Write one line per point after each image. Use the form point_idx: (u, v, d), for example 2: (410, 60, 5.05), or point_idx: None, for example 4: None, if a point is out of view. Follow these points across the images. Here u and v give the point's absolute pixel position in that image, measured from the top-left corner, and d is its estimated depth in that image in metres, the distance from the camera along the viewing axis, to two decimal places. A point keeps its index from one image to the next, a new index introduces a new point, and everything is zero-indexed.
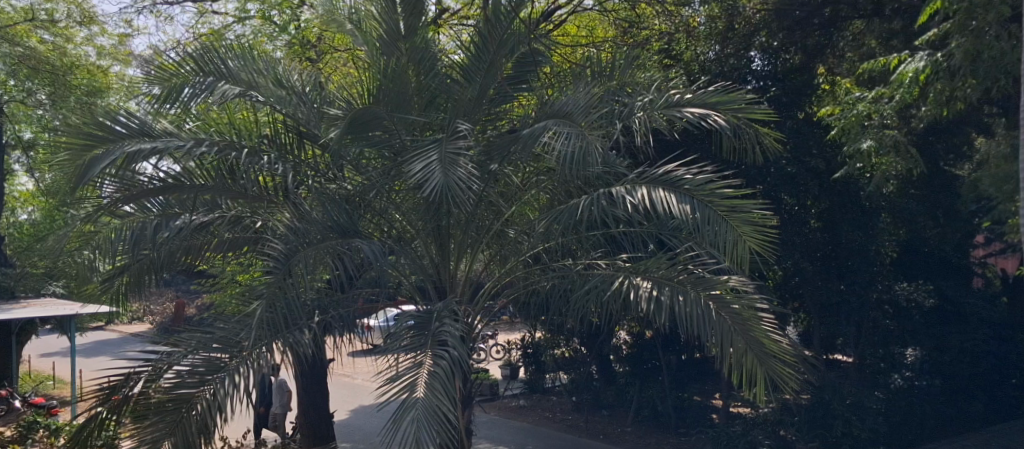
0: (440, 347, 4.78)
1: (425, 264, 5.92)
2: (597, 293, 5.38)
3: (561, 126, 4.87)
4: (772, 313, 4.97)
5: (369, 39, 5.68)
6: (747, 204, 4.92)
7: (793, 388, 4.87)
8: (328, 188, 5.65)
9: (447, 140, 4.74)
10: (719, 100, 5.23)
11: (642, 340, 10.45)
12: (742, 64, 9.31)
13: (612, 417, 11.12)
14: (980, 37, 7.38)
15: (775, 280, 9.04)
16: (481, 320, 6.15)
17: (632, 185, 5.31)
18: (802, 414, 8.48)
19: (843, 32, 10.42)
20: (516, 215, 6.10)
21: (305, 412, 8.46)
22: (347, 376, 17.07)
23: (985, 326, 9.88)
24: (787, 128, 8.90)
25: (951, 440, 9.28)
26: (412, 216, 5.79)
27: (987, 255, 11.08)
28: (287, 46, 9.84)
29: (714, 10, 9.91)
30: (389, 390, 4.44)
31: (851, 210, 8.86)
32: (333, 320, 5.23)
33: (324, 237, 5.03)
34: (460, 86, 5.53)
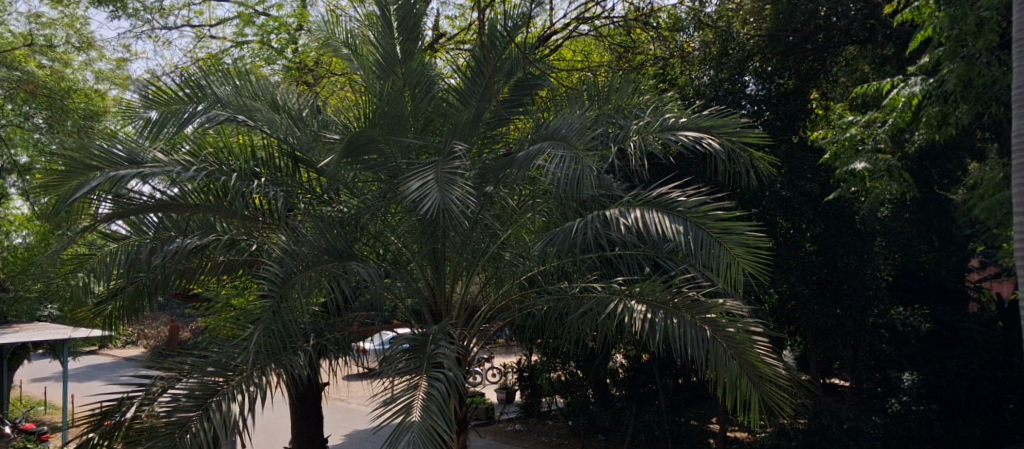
0: (436, 369, 4.77)
1: (420, 287, 5.93)
2: (592, 316, 5.37)
3: (556, 148, 4.91)
4: (767, 336, 4.97)
5: (365, 64, 5.73)
6: (741, 226, 4.93)
7: (788, 412, 4.85)
8: (323, 211, 5.65)
9: (442, 161, 4.77)
10: (714, 123, 5.29)
11: (638, 364, 10.43)
12: (736, 88, 9.37)
13: (609, 442, 11.04)
14: (972, 64, 7.44)
15: (771, 303, 9.05)
16: (476, 343, 6.14)
17: (626, 206, 5.34)
18: (799, 439, 8.44)
19: (837, 57, 10.51)
20: (512, 238, 6.11)
21: (299, 438, 8.38)
22: (342, 400, 16.93)
23: (981, 349, 9.85)
24: (781, 152, 8.95)
25: None
26: (408, 240, 5.75)
27: (982, 278, 11.09)
28: (284, 71, 9.92)
29: (709, 35, 10.03)
30: (385, 413, 4.41)
31: (846, 233, 8.87)
32: (328, 343, 5.26)
33: (318, 259, 5.01)
34: (456, 108, 5.56)
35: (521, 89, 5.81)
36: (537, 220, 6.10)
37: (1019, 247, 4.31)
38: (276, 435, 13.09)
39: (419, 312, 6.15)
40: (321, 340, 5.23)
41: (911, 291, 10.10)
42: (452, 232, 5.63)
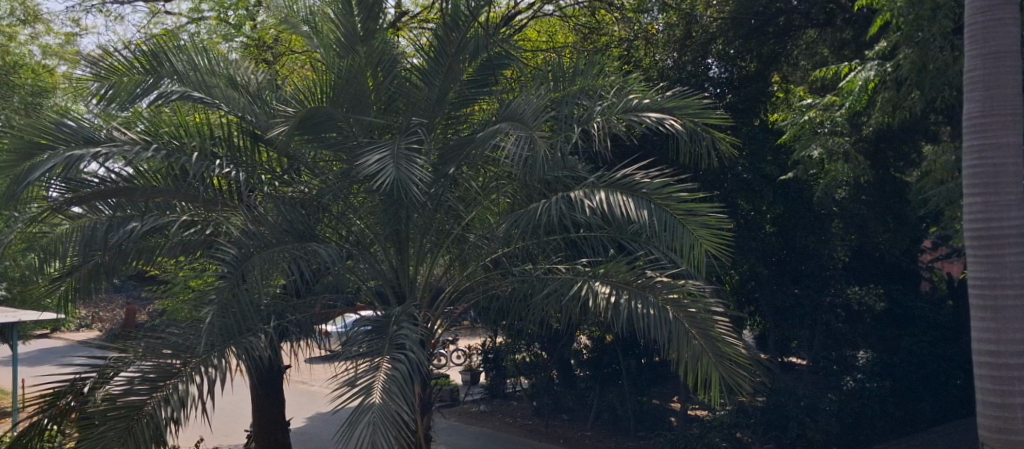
0: (398, 350, 4.77)
1: (384, 269, 5.89)
2: (556, 297, 5.39)
3: (514, 130, 4.97)
4: (728, 316, 5.05)
5: (325, 42, 5.61)
6: (703, 207, 4.99)
7: (747, 391, 4.93)
8: (283, 192, 5.56)
9: (401, 139, 4.72)
10: (675, 104, 5.41)
11: (602, 344, 10.51)
12: (699, 71, 9.41)
13: (573, 421, 11.12)
14: (927, 49, 7.57)
15: (732, 284, 9.17)
16: (441, 325, 6.12)
17: (591, 188, 5.35)
18: (757, 417, 8.62)
19: (797, 41, 10.61)
20: (476, 220, 6.08)
21: (259, 420, 8.28)
22: (304, 383, 16.76)
23: (932, 328, 10.16)
24: (743, 134, 9.04)
25: (901, 441, 9.54)
26: (371, 221, 5.72)
27: (934, 259, 11.39)
28: (243, 47, 9.73)
29: (672, 18, 10.11)
30: (347, 395, 4.40)
31: (805, 215, 9.01)
32: (289, 325, 5.24)
33: (279, 240, 4.97)
34: (419, 89, 5.48)
35: (487, 69, 5.66)
36: (502, 202, 6.05)
37: (968, 229, 4.50)
38: (237, 418, 12.95)
39: (383, 294, 6.09)
40: (281, 322, 5.20)
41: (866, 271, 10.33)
42: (415, 213, 5.60)
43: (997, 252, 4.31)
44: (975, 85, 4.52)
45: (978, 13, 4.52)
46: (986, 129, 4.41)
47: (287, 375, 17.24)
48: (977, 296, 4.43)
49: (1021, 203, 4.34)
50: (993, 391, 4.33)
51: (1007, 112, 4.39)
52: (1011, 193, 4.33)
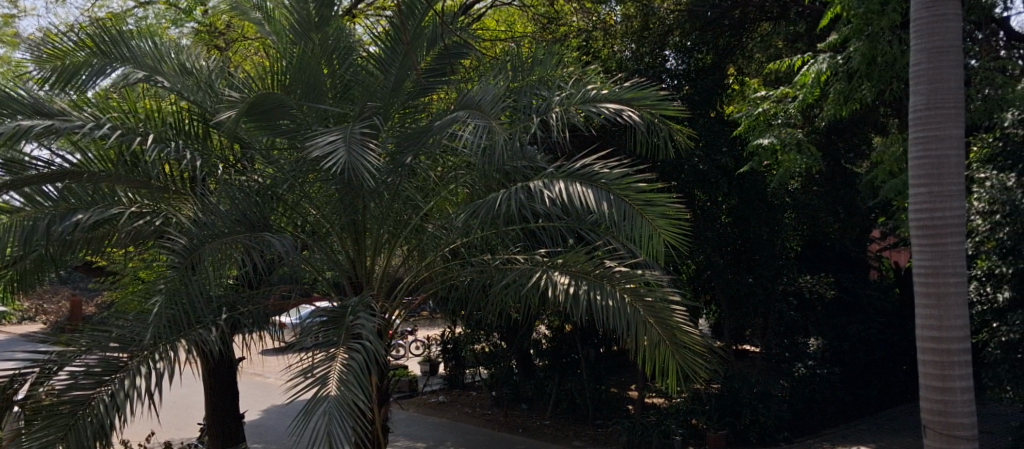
0: (354, 340, 4.73)
1: (340, 259, 5.82)
2: (515, 287, 5.40)
3: (472, 117, 4.95)
4: (684, 305, 5.12)
5: (279, 29, 5.53)
6: (662, 197, 5.03)
7: (702, 378, 5.02)
8: (237, 180, 5.44)
9: (355, 125, 4.66)
10: (634, 95, 5.40)
11: (561, 334, 10.57)
12: (657, 62, 9.50)
13: (532, 411, 11.17)
14: (876, 42, 7.77)
15: (688, 274, 9.30)
16: (399, 315, 6.10)
17: (550, 178, 5.35)
18: (712, 404, 8.79)
19: (752, 34, 10.74)
20: (435, 210, 6.04)
21: (212, 412, 8.14)
22: (260, 375, 16.54)
23: (879, 315, 10.49)
24: (700, 126, 9.14)
25: (849, 425, 9.84)
26: (326, 211, 5.62)
27: (882, 249, 11.74)
28: (194, 34, 9.57)
29: (630, 9, 10.16)
30: (302, 385, 4.35)
31: (760, 206, 9.15)
32: (242, 316, 5.15)
33: (230, 230, 4.86)
34: (375, 77, 5.43)
35: (445, 58, 5.63)
36: (460, 193, 6.02)
37: (913, 221, 4.38)
38: (189, 412, 12.71)
39: (339, 284, 6.03)
40: (233, 314, 5.10)
41: (818, 260, 10.58)
42: (371, 202, 5.54)
43: (942, 244, 4.21)
44: (921, 77, 4.39)
45: (924, 5, 4.39)
46: (931, 121, 4.31)
47: (240, 367, 17.00)
48: (922, 288, 4.31)
49: (963, 196, 4.26)
50: (933, 378, 4.28)
51: (951, 104, 4.30)
52: (954, 186, 4.25)
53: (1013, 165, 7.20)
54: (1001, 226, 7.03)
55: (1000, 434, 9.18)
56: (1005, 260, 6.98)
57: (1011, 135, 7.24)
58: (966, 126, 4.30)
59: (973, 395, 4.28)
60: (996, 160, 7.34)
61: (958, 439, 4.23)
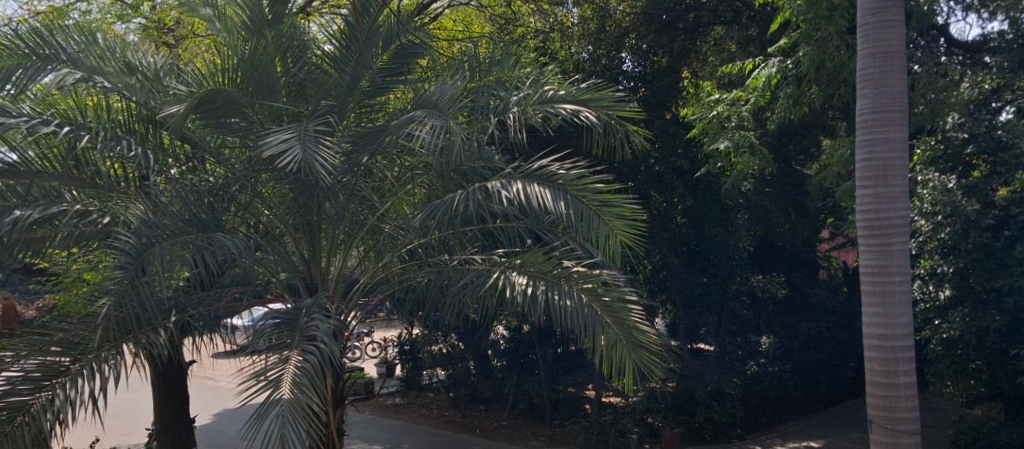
0: (308, 342, 4.65)
1: (295, 261, 5.73)
2: (473, 288, 5.37)
3: (429, 117, 4.94)
4: (641, 305, 5.17)
5: (230, 26, 5.41)
6: (618, 198, 5.08)
7: (657, 377, 5.07)
8: (188, 179, 5.34)
9: (308, 123, 4.59)
10: (590, 97, 5.45)
11: (519, 334, 10.59)
12: (613, 65, 9.64)
13: (489, 412, 11.17)
14: (824, 47, 7.98)
15: (645, 274, 9.40)
16: (356, 317, 6.04)
17: (508, 178, 5.34)
18: (667, 402, 8.93)
19: (706, 37, 10.89)
20: (392, 210, 5.98)
21: (161, 417, 7.94)
22: (211, 378, 16.20)
23: (828, 314, 10.74)
24: (655, 127, 9.24)
25: (799, 422, 10.10)
26: (280, 211, 5.52)
27: (831, 248, 12.05)
28: (141, 29, 9.35)
29: (587, 11, 10.25)
30: (253, 389, 4.27)
31: (714, 208, 9.29)
32: (193, 319, 5.06)
33: (183, 230, 4.76)
34: (330, 75, 5.36)
35: (402, 57, 5.62)
36: (418, 193, 5.98)
37: (860, 221, 4.49)
38: (137, 417, 12.36)
39: (293, 285, 5.93)
40: (183, 316, 4.98)
41: (770, 260, 10.82)
42: (327, 202, 5.47)
43: (887, 243, 4.33)
44: (867, 80, 4.52)
45: (871, 10, 4.52)
46: (877, 124, 4.43)
47: (191, 370, 16.61)
48: (869, 287, 4.42)
49: (907, 196, 4.39)
50: (879, 373, 4.39)
51: (896, 107, 4.43)
52: (898, 186, 4.37)
53: (953, 168, 7.45)
54: (943, 227, 7.28)
55: (941, 427, 9.52)
56: (946, 259, 7.23)
57: (951, 138, 7.50)
58: (909, 129, 4.44)
59: (916, 390, 4.40)
60: (937, 162, 7.57)
61: (902, 433, 4.34)
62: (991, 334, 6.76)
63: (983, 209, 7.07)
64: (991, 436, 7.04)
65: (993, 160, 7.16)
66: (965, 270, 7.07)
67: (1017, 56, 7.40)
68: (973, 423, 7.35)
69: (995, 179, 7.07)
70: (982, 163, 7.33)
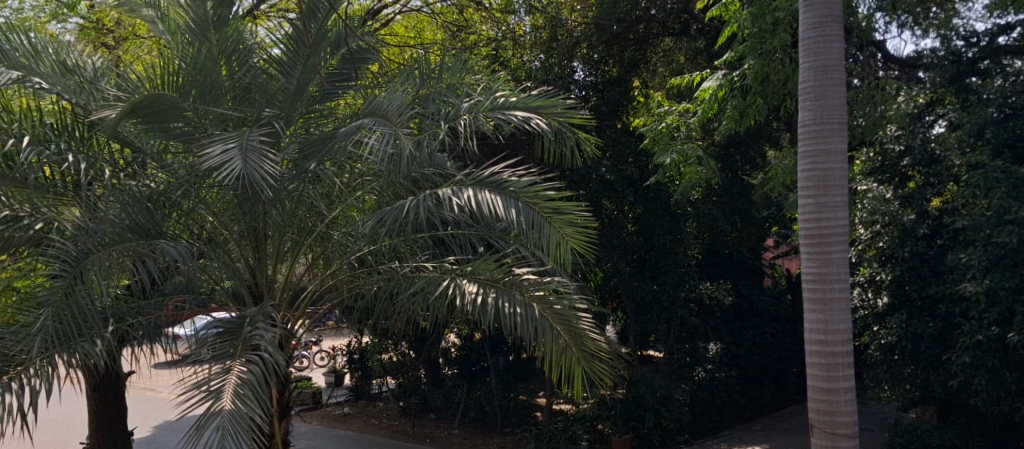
0: (252, 351, 4.53)
1: (240, 268, 5.60)
2: (423, 296, 5.31)
3: (377, 125, 4.90)
4: (591, 313, 5.20)
5: (173, 28, 5.27)
6: (569, 206, 5.11)
7: (606, 383, 5.11)
8: (126, 185, 5.15)
9: (251, 130, 4.50)
10: (541, 104, 5.46)
11: (471, 342, 10.54)
12: (566, 73, 9.53)
13: (440, 420, 11.09)
14: (769, 60, 8.20)
15: (595, 282, 9.46)
16: (303, 325, 5.95)
17: (459, 186, 5.30)
18: (617, 408, 8.97)
19: (656, 48, 11.09)
20: (341, 217, 5.88)
21: (97, 431, 7.68)
22: (151, 389, 15.71)
23: (773, 320, 11.32)
24: (607, 136, 9.33)
25: (744, 427, 10.34)
26: (224, 218, 5.39)
27: (775, 256, 12.38)
28: (77, 29, 9.18)
29: (539, 20, 10.33)
30: (193, 400, 4.14)
31: (664, 216, 9.44)
32: (132, 329, 4.93)
33: (120, 237, 4.58)
34: (277, 81, 5.27)
35: (350, 62, 5.55)
36: (368, 200, 5.88)
37: (801, 230, 4.58)
38: (70, 431, 11.88)
39: (238, 294, 5.80)
40: (121, 325, 4.85)
41: (717, 268, 11.06)
42: (273, 209, 5.35)
43: (827, 252, 4.44)
44: (808, 93, 4.63)
45: (812, 26, 4.65)
46: (817, 136, 4.55)
47: (128, 381, 16.08)
48: (810, 294, 4.52)
49: (846, 206, 4.52)
50: (819, 378, 4.49)
51: (836, 120, 4.55)
52: (838, 197, 4.48)
53: (890, 179, 7.75)
54: (880, 236, 7.53)
55: (877, 430, 9.83)
56: (884, 267, 7.46)
57: (888, 150, 7.80)
58: (848, 141, 4.57)
59: (854, 395, 4.51)
60: (876, 173, 7.86)
61: (841, 437, 4.44)
62: (926, 339, 6.99)
63: (918, 219, 7.37)
64: (924, 438, 7.27)
65: (926, 172, 7.45)
66: (901, 277, 7.29)
67: (949, 72, 7.45)
68: (908, 427, 7.59)
69: (930, 189, 7.34)
70: (917, 175, 7.59)
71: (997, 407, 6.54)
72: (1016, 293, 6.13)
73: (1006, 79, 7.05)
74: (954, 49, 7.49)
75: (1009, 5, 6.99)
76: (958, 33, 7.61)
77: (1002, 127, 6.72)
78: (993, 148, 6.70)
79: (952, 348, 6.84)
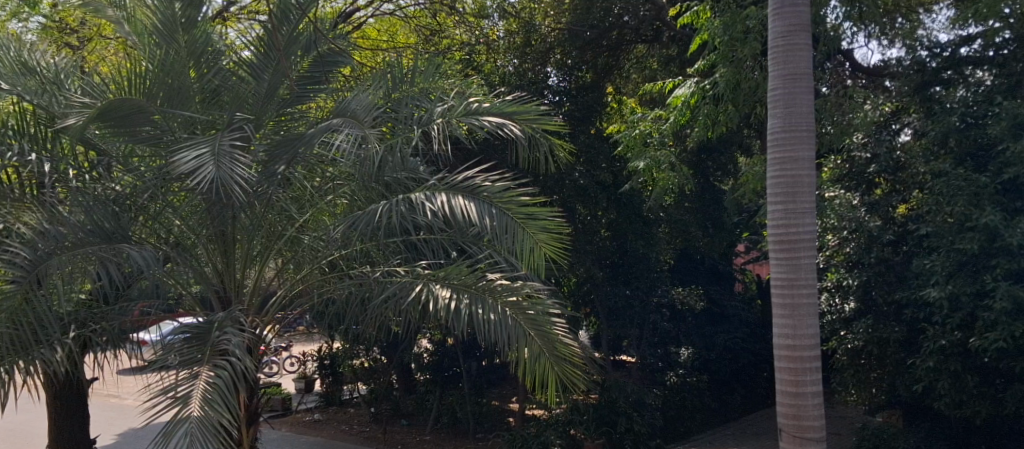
0: (221, 357, 4.45)
1: (207, 273, 5.52)
2: (395, 301, 5.26)
3: (347, 127, 4.87)
4: (564, 318, 5.19)
5: (140, 29, 5.17)
6: (543, 211, 5.10)
7: (580, 388, 5.10)
8: (91, 187, 5.07)
9: (220, 133, 4.44)
10: (515, 109, 5.46)
11: (443, 347, 10.50)
12: (539, 78, 9.60)
13: (412, 426, 11.01)
14: (740, 68, 8.31)
15: (569, 287, 9.45)
16: (273, 330, 5.87)
17: (432, 191, 5.26)
18: (589, 413, 8.96)
19: (629, 54, 11.16)
20: (311, 221, 5.80)
21: (58, 440, 7.49)
22: (116, 396, 15.41)
23: (745, 325, 11.40)
24: (580, 141, 9.35)
25: (715, 430, 10.48)
26: (192, 222, 5.32)
27: (746, 262, 12.51)
28: (40, 29, 9.05)
29: (513, 25, 10.34)
30: (159, 406, 4.06)
31: (637, 221, 9.45)
32: (94, 334, 4.85)
33: (81, 241, 4.48)
34: (247, 83, 5.21)
35: (321, 65, 5.50)
36: (339, 204, 5.82)
37: (770, 236, 4.62)
38: (31, 440, 11.59)
39: (206, 299, 5.71)
40: (83, 331, 4.78)
41: (689, 273, 11.13)
42: (242, 214, 5.28)
43: (795, 257, 4.49)
44: (777, 101, 4.68)
45: (781, 34, 4.70)
46: (787, 143, 4.59)
47: (91, 388, 15.77)
48: (779, 299, 4.55)
49: (813, 212, 4.56)
50: (787, 382, 4.52)
51: (804, 127, 4.60)
52: (806, 203, 4.53)
53: (858, 186, 7.93)
54: (848, 241, 7.60)
55: (846, 434, 9.96)
56: (851, 273, 7.57)
57: (855, 158, 7.96)
58: (816, 149, 4.62)
59: (821, 399, 4.55)
60: (843, 180, 8.01)
61: (809, 441, 4.48)
62: (892, 344, 7.10)
63: (884, 225, 7.51)
64: (890, 441, 7.37)
65: (892, 179, 7.74)
66: (868, 282, 7.43)
67: (914, 81, 7.59)
68: (874, 431, 7.69)
69: (895, 196, 7.56)
70: (884, 183, 7.82)
71: (960, 411, 6.65)
72: (978, 298, 6.26)
73: (968, 89, 7.14)
74: (919, 60, 7.65)
75: (970, 17, 7.13)
76: (922, 43, 7.76)
77: (964, 136, 6.85)
78: (956, 157, 6.86)
79: (917, 353, 6.95)
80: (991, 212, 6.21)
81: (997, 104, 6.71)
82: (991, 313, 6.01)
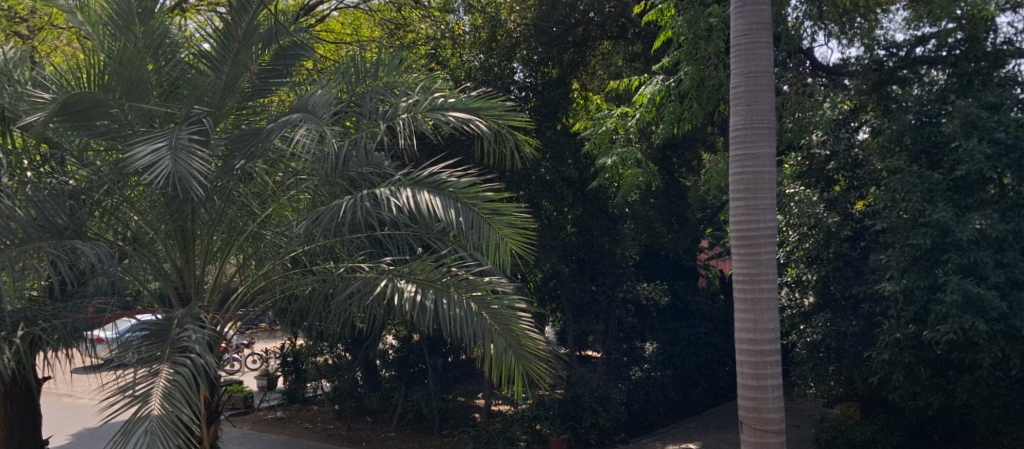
0: (181, 354, 4.35)
1: (166, 269, 5.42)
2: (359, 297, 5.21)
3: (307, 122, 4.79)
4: (530, 313, 5.17)
5: (94, 19, 5.04)
6: (509, 207, 5.10)
7: (546, 383, 5.10)
8: (44, 180, 4.93)
9: (178, 127, 4.34)
10: (480, 105, 5.45)
11: (409, 344, 10.45)
12: (505, 74, 9.63)
13: (376, 424, 10.94)
14: (704, 66, 8.42)
15: (535, 283, 9.48)
16: (234, 327, 5.79)
17: (397, 186, 5.20)
18: (555, 408, 9.01)
19: (595, 50, 11.19)
20: (273, 216, 5.71)
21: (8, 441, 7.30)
22: (70, 396, 15.06)
23: (708, 320, 11.54)
24: (546, 138, 9.39)
25: (677, 424, 10.61)
26: (150, 216, 5.21)
27: (709, 257, 12.62)
28: None
29: (478, 20, 10.28)
30: (117, 405, 3.96)
31: (603, 217, 9.61)
32: (45, 332, 4.73)
33: (30, 236, 4.36)
34: (206, 76, 5.11)
35: (282, 58, 5.41)
36: (302, 199, 5.73)
37: (733, 232, 4.67)
38: None
39: (165, 295, 5.61)
40: (34, 329, 4.65)
41: (654, 268, 11.21)
42: (202, 209, 5.18)
43: (756, 253, 4.54)
44: (740, 99, 4.73)
45: (743, 32, 4.76)
46: (749, 140, 4.65)
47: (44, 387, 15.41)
48: (741, 294, 4.61)
49: (773, 208, 4.62)
50: (748, 376, 4.58)
51: (764, 124, 4.65)
52: (766, 200, 4.59)
53: (817, 182, 8.02)
54: (807, 237, 7.77)
55: (805, 427, 10.16)
56: (810, 268, 7.67)
57: (815, 155, 8.03)
58: (776, 146, 4.67)
59: (781, 392, 4.62)
60: (803, 177, 8.07)
61: (769, 434, 4.53)
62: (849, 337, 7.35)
63: (842, 221, 7.67)
64: (848, 434, 7.53)
65: (851, 175, 7.88)
66: (826, 278, 7.56)
67: (871, 80, 7.75)
68: (832, 423, 7.85)
69: (853, 193, 7.73)
70: (842, 180, 7.94)
71: (914, 403, 6.83)
72: (931, 292, 6.44)
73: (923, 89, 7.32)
74: (876, 59, 7.82)
75: (925, 17, 7.31)
76: (880, 43, 7.92)
77: (918, 134, 7.02)
78: (911, 154, 7.01)
79: (873, 346, 7.12)
80: (942, 209, 6.39)
81: (950, 103, 6.91)
82: (943, 306, 6.18)
